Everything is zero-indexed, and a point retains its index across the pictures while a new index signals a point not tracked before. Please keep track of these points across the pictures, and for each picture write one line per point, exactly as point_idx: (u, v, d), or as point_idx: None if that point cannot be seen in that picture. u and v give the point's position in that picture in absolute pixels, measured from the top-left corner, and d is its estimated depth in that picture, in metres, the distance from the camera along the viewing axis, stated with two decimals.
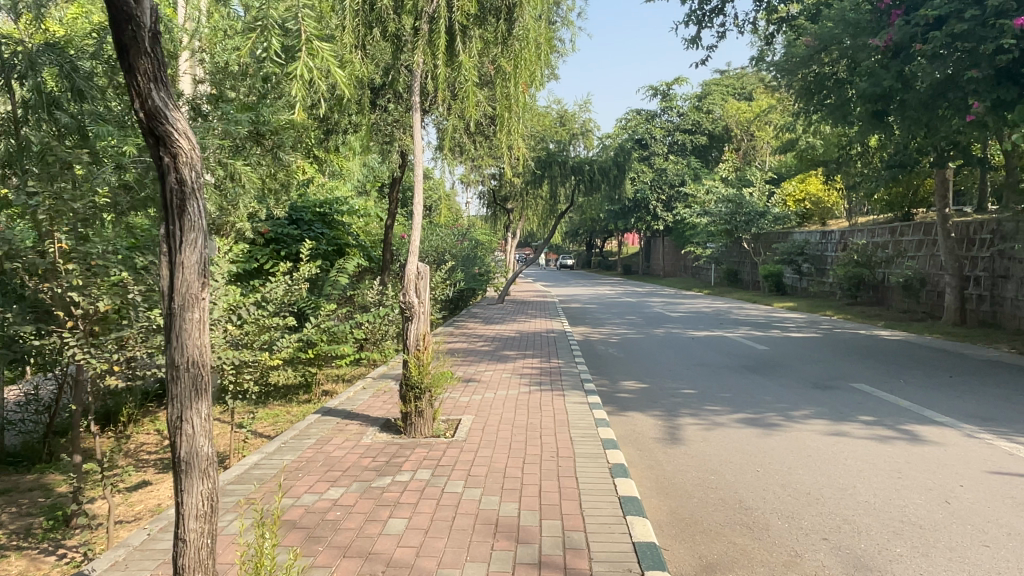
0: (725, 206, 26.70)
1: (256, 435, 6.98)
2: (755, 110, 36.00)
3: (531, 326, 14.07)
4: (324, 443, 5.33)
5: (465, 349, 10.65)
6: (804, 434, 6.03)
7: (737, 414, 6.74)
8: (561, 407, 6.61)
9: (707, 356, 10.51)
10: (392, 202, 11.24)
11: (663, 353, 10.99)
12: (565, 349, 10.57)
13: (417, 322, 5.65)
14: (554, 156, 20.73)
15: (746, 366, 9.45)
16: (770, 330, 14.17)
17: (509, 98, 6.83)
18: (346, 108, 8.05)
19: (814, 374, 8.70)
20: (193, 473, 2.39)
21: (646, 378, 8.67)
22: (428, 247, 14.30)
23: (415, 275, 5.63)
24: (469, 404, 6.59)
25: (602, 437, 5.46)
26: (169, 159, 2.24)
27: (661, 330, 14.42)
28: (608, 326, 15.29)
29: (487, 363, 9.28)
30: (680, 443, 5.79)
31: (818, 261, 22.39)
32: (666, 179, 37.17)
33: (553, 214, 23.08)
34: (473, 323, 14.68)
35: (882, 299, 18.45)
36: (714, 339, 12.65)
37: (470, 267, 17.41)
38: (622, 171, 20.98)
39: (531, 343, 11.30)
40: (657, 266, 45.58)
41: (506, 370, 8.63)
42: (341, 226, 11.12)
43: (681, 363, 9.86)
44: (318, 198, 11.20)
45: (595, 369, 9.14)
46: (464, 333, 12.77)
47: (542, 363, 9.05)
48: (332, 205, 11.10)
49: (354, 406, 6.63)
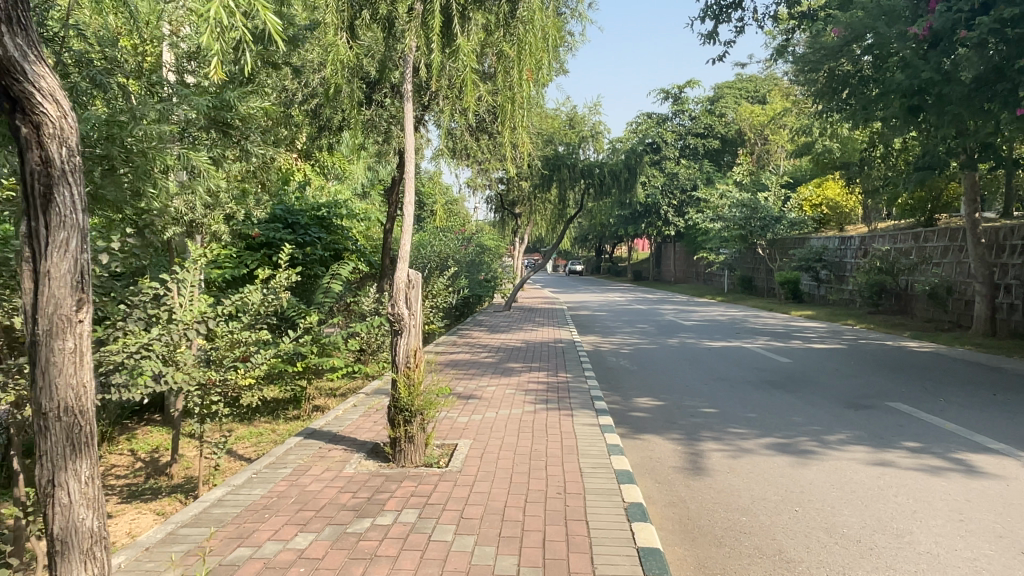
0: (739, 211, 26.09)
1: (234, 458, 6.36)
2: (768, 113, 35.31)
3: (538, 336, 13.44)
4: (299, 473, 4.72)
5: (466, 360, 10.03)
6: (842, 464, 5.36)
7: (765, 439, 6.07)
8: (569, 430, 5.96)
9: (726, 370, 9.83)
10: (393, 205, 10.67)
11: (678, 366, 10.31)
12: (573, 361, 9.92)
13: (407, 336, 5.02)
14: (563, 159, 20.08)
15: (770, 382, 8.77)
16: (790, 341, 13.48)
17: (512, 88, 6.25)
18: (339, 102, 7.50)
19: (845, 391, 8.03)
20: (72, 555, 2.38)
21: (662, 395, 8.00)
22: (431, 252, 13.72)
23: (405, 284, 5.02)
24: (467, 427, 5.95)
25: (616, 468, 4.81)
26: (30, 128, 2.26)
27: (675, 340, 13.76)
28: (620, 336, 14.64)
29: (490, 376, 8.65)
30: (703, 475, 5.13)
31: (838, 268, 21.65)
32: (677, 184, 36.52)
33: (562, 218, 22.48)
34: (478, 331, 14.07)
35: (905, 308, 17.72)
36: (731, 350, 11.97)
37: (476, 273, 16.87)
38: (633, 175, 20.35)
39: (537, 354, 10.66)
40: (668, 272, 44.87)
41: (510, 385, 7.99)
42: (340, 231, 10.54)
43: (698, 378, 9.19)
44: (315, 201, 10.67)
45: (605, 385, 8.48)
46: (469, 343, 12.16)
47: (548, 378, 8.42)
48: (331, 209, 10.54)
49: (340, 428, 6.01)
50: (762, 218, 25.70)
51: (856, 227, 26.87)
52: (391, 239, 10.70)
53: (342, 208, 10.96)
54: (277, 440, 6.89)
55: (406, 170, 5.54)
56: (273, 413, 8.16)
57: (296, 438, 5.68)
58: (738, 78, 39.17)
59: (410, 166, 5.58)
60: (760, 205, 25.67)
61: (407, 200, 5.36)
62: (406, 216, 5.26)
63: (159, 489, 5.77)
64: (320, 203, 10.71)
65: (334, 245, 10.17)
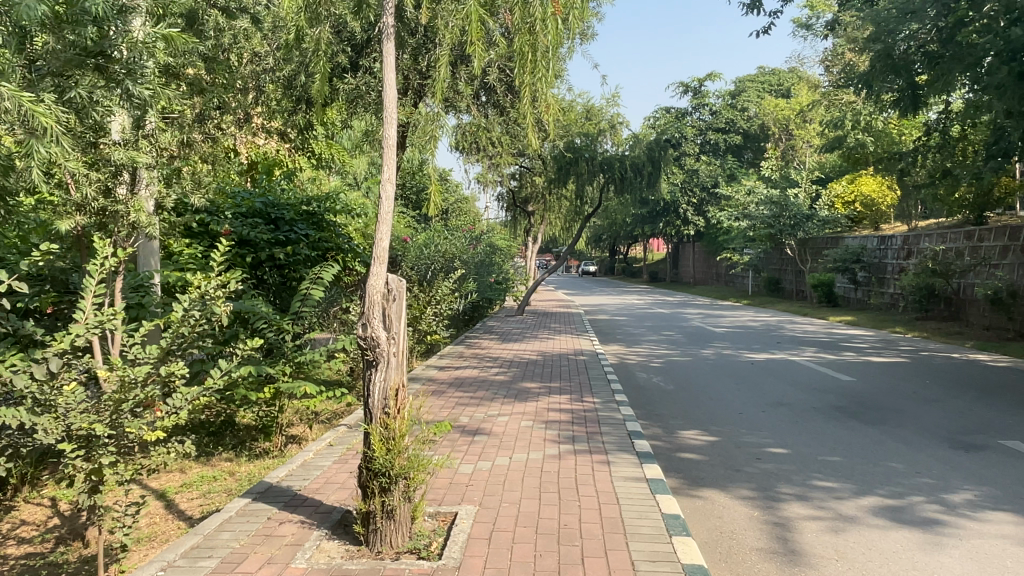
0: (768, 209, 24.61)
1: (171, 518, 4.90)
2: (794, 106, 33.63)
3: (556, 346, 11.98)
4: (225, 570, 3.27)
5: (472, 379, 8.55)
6: (993, 545, 3.86)
7: (867, 499, 4.58)
8: (606, 485, 4.48)
9: (781, 391, 8.31)
10: None
11: (722, 384, 8.80)
12: (599, 380, 8.43)
13: (385, 369, 3.54)
14: (580, 151, 18.57)
15: (840, 409, 7.25)
16: (842, 352, 11.95)
17: (528, 17, 4.92)
18: (316, 67, 6.11)
19: (938, 423, 6.52)
20: None
21: (714, 427, 6.49)
22: (436, 251, 12.31)
23: (384, 294, 3.54)
24: (471, 482, 4.47)
25: (685, 563, 3.32)
26: None
27: (709, 350, 12.26)
28: (646, 345, 13.13)
29: (502, 400, 7.17)
30: (804, 565, 3.62)
31: (878, 270, 20.05)
32: (697, 181, 35.04)
33: (578, 216, 20.98)
34: (489, 340, 12.65)
35: (958, 313, 16.13)
36: (779, 364, 10.44)
37: (488, 274, 15.50)
38: (656, 168, 18.88)
39: (557, 369, 9.19)
40: (687, 273, 43.42)
41: (527, 414, 6.52)
42: (332, 227, 9.14)
43: (751, 403, 7.66)
44: (305, 196, 9.37)
45: (641, 412, 6.99)
46: (477, 355, 10.73)
47: (572, 404, 6.92)
48: (323, 204, 9.22)
49: (305, 484, 4.54)
50: (792, 215, 24.18)
51: (891, 225, 25.20)
52: None
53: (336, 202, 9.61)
54: (234, 488, 5.42)
55: (388, 101, 3.78)
56: (239, 447, 6.72)
57: (242, 501, 4.24)
58: (761, 71, 37.56)
59: (394, 97, 3.79)
60: (789, 201, 24.15)
61: (386, 168, 3.73)
62: (384, 189, 3.71)
63: (62, 565, 4.30)
64: (310, 197, 9.39)
65: (325, 242, 8.79)
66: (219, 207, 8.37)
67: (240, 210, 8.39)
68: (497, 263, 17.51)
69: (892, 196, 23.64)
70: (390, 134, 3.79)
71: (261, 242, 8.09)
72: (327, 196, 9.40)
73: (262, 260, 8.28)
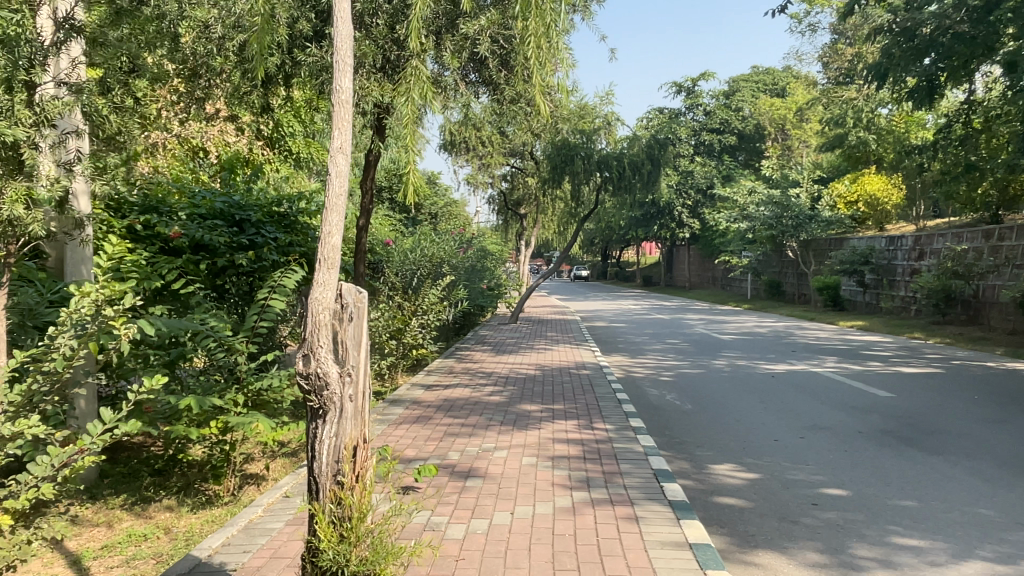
0: (769, 209, 23.74)
1: None
2: (790, 106, 32.89)
3: (554, 358, 10.93)
4: None
5: (463, 400, 7.46)
6: None
7: (971, 567, 3.57)
8: (641, 556, 3.41)
9: (815, 411, 7.29)
10: (368, 194, 8.14)
11: (745, 402, 7.77)
12: (607, 400, 7.39)
13: (336, 422, 2.48)
14: (575, 149, 17.46)
15: (892, 433, 6.23)
16: (867, 362, 10.97)
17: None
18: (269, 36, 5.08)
19: (1013, 453, 5.53)
20: None
21: (752, 462, 5.45)
22: (421, 256, 11.24)
23: (335, 318, 2.50)
24: (461, 556, 3.40)
25: None
26: None
27: (722, 361, 11.25)
28: (652, 356, 12.09)
29: (499, 429, 6.11)
30: None
31: (887, 272, 19.18)
32: (692, 183, 34.16)
33: (573, 218, 19.97)
34: (482, 352, 11.59)
35: (978, 317, 15.23)
36: (802, 377, 9.42)
37: (479, 281, 14.48)
38: (655, 166, 17.83)
39: (558, 388, 8.12)
40: (682, 277, 42.48)
41: (529, 447, 5.46)
42: (306, 231, 8.19)
43: (785, 426, 6.64)
44: (273, 196, 8.39)
45: (664, 444, 5.94)
46: (469, 370, 9.65)
47: (580, 434, 5.85)
48: (295, 203, 8.26)
49: (244, 561, 3.45)
50: (794, 216, 23.32)
51: (896, 225, 24.37)
52: (363, 238, 8.28)
53: (310, 202, 8.62)
54: (167, 551, 4.35)
55: (340, 43, 2.76)
56: (186, 492, 5.65)
57: None
58: (754, 71, 36.84)
59: (348, 38, 2.77)
60: (791, 201, 23.27)
61: (337, 134, 2.68)
62: (334, 162, 2.65)
63: None
64: (279, 196, 8.41)
65: (294, 246, 7.78)
66: (172, 208, 7.31)
67: (197, 211, 7.35)
68: (487, 269, 16.46)
69: (899, 195, 22.70)
70: (343, 86, 2.76)
71: (218, 246, 7.05)
72: (301, 195, 8.45)
73: (219, 268, 7.24)
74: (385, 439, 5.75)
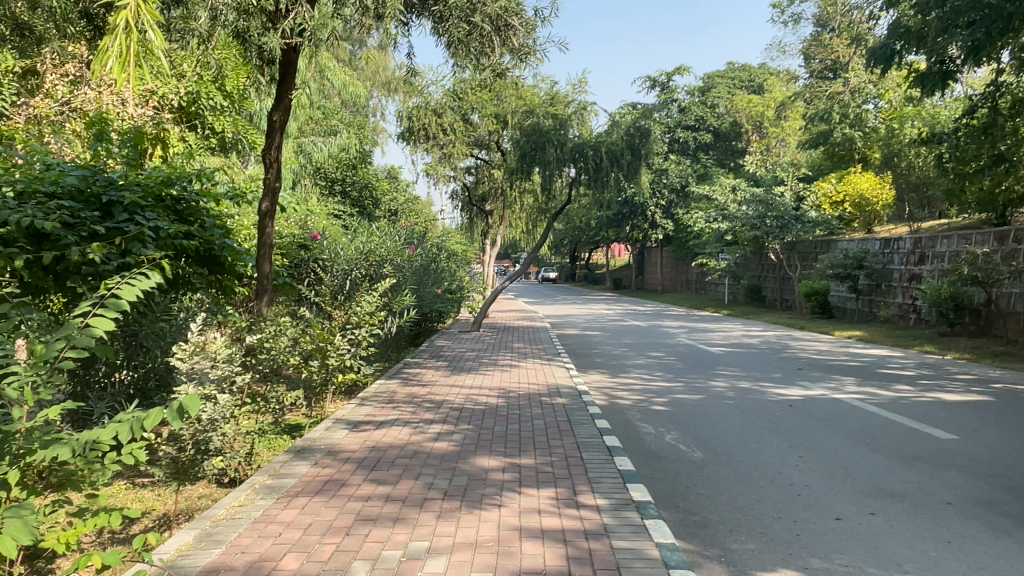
0: (752, 209, 22.13)
1: None
2: (768, 102, 31.58)
3: (523, 380, 8.95)
4: None
5: (397, 450, 5.43)
6: None
7: None
8: None
9: (865, 462, 5.48)
10: (275, 175, 6.12)
11: (771, 447, 5.93)
12: (594, 447, 5.47)
13: None
14: (547, 135, 15.48)
15: (994, 507, 4.45)
16: (893, 384, 9.26)
17: None
18: None
19: None
20: None
21: (819, 568, 3.59)
22: (358, 253, 9.17)
23: None
24: None
25: None
26: None
27: (721, 381, 9.42)
28: (636, 374, 10.25)
29: (440, 505, 4.12)
30: None
31: (883, 277, 17.70)
32: (667, 182, 32.52)
33: (543, 214, 18.06)
34: (435, 370, 9.55)
35: (993, 329, 13.74)
36: (828, 407, 7.61)
37: (435, 284, 12.45)
38: (636, 157, 15.97)
39: (525, 426, 6.17)
40: (654, 280, 41.27)
41: (481, 550, 3.48)
42: (200, 221, 6.69)
43: (837, 490, 4.82)
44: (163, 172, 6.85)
45: (678, 528, 4.09)
46: (414, 397, 7.64)
47: (559, 519, 3.89)
48: (186, 182, 6.71)
49: None
50: (778, 216, 21.62)
51: (885, 227, 22.95)
52: (269, 227, 6.18)
53: (208, 180, 6.99)
54: None
55: None
56: None
57: None
58: (729, 67, 35.46)
59: None
60: (775, 200, 21.75)
61: None
62: None
63: None
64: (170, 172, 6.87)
65: (182, 242, 6.21)
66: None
67: (40, 191, 5.86)
68: (445, 268, 14.50)
69: (890, 194, 21.17)
70: None
71: (59, 232, 5.42)
72: (195, 171, 6.92)
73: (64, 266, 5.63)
74: (263, 534, 3.71)
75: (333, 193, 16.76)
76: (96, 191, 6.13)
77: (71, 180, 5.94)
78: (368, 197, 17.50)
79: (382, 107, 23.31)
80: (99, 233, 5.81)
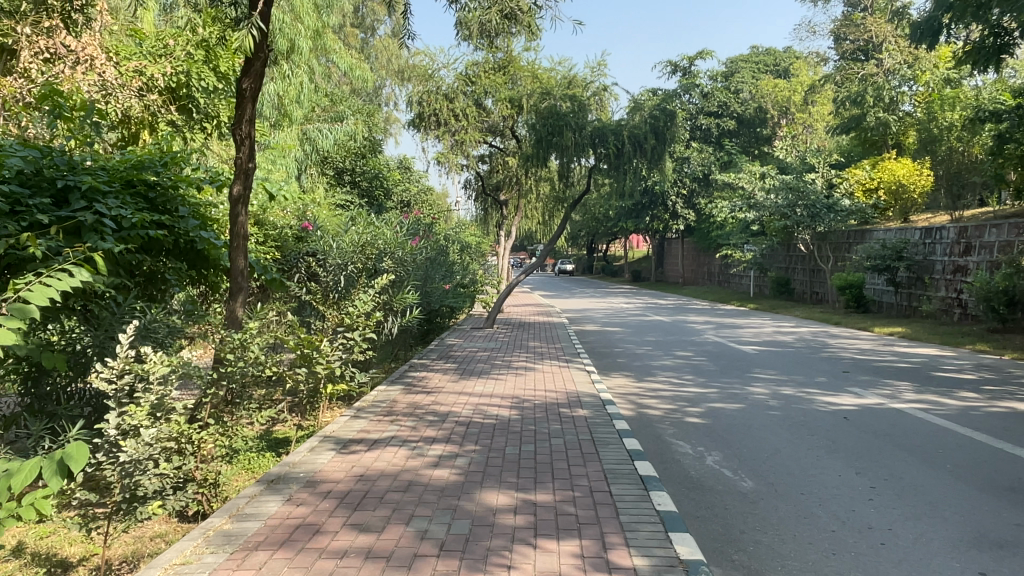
0: (782, 197, 20.94)
1: None
2: (795, 86, 30.30)
3: (539, 386, 8.02)
4: None
5: (389, 480, 4.55)
6: None
7: None
8: None
9: (954, 497, 4.51)
10: (251, 154, 5.29)
11: (834, 475, 4.98)
12: (623, 477, 4.55)
13: None
14: (565, 118, 14.43)
15: None
16: (955, 390, 8.23)
17: None
18: None
19: None
20: None
21: None
22: (357, 246, 8.29)
23: None
24: None
25: None
26: None
27: (760, 387, 8.43)
28: (664, 377, 9.29)
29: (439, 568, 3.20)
30: None
31: (924, 270, 16.55)
32: (688, 171, 31.34)
33: (560, 203, 17.05)
34: (442, 374, 8.66)
35: None
36: (890, 420, 6.62)
37: (444, 278, 11.53)
38: (660, 141, 14.90)
39: (542, 448, 5.26)
40: (675, 272, 40.14)
41: None
42: (174, 210, 5.81)
43: (930, 538, 3.86)
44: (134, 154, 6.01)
45: None
46: (416, 409, 6.75)
47: None
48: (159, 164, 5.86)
49: None
50: (810, 205, 20.39)
51: (922, 216, 21.70)
52: (242, 215, 5.38)
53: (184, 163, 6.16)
54: None
55: None
56: None
57: None
58: (753, 52, 34.18)
59: None
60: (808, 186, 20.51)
61: None
62: None
63: None
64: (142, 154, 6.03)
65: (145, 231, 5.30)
66: None
67: None
68: (458, 261, 13.62)
69: (929, 181, 19.92)
70: None
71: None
72: (171, 152, 6.10)
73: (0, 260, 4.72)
74: None
75: (340, 183, 15.86)
76: (50, 175, 5.28)
77: (15, 159, 5.03)
78: (378, 186, 16.58)
79: (395, 96, 22.30)
80: (46, 223, 4.93)
